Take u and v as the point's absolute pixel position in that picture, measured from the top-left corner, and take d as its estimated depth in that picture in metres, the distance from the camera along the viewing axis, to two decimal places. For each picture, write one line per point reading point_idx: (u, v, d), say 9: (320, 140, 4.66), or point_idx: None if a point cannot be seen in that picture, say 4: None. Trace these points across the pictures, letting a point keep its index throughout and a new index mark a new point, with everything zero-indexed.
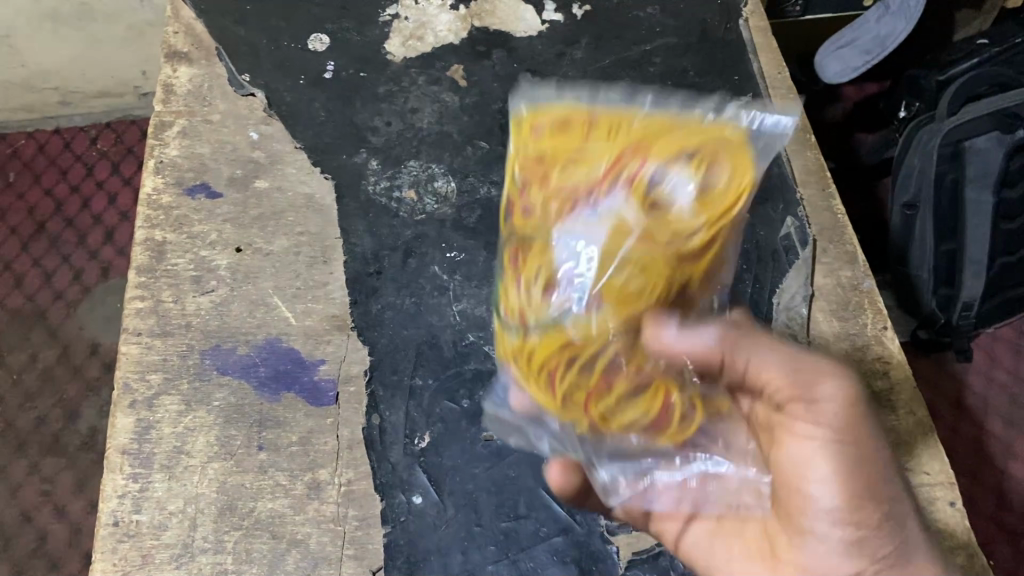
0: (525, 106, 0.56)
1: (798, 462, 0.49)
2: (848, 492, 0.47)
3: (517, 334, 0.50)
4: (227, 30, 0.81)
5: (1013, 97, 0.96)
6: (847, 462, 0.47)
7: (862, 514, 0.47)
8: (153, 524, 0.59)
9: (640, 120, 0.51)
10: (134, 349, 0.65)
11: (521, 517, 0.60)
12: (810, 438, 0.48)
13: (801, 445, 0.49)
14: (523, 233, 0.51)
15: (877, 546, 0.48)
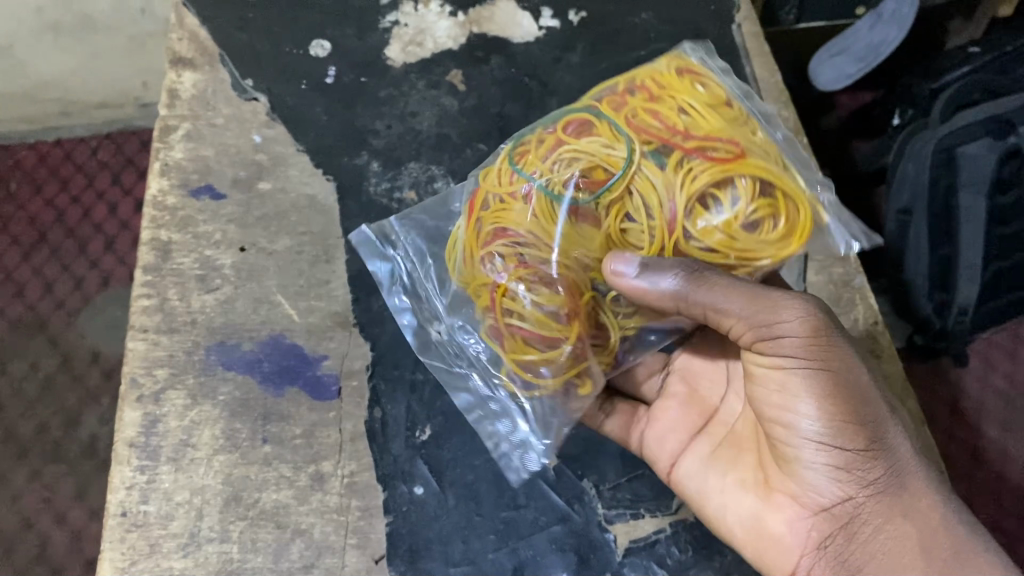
0: (697, 55, 0.67)
1: (781, 398, 0.54)
2: (824, 416, 0.52)
3: (508, 180, 0.59)
4: (230, 37, 0.82)
5: (1004, 104, 0.99)
6: (817, 393, 0.52)
7: (839, 436, 0.52)
8: (161, 514, 0.60)
9: (757, 132, 0.60)
10: (141, 345, 0.66)
11: (520, 506, 0.62)
12: (789, 371, 0.53)
13: (781, 380, 0.53)
14: (601, 115, 0.60)
15: (859, 464, 0.53)
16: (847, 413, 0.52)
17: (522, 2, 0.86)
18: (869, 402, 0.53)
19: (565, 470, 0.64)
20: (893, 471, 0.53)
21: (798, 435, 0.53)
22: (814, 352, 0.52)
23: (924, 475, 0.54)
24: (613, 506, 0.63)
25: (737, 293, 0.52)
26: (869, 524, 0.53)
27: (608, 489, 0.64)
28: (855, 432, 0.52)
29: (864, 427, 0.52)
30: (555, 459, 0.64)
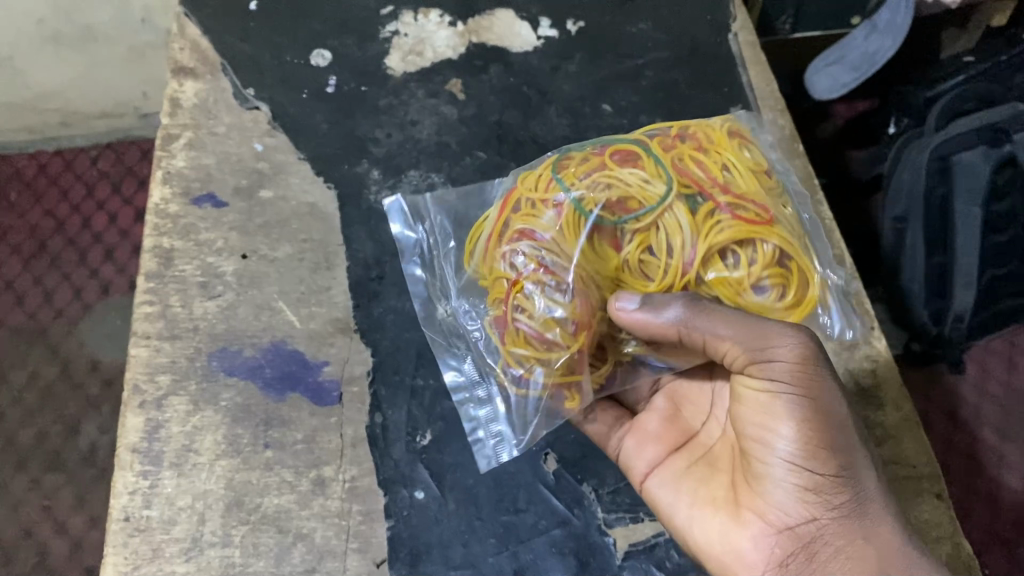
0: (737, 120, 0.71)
1: (765, 420, 0.54)
2: (806, 442, 0.52)
3: (544, 188, 0.62)
4: (231, 46, 0.83)
5: (997, 114, 0.99)
6: (802, 419, 0.52)
7: (811, 459, 0.53)
8: (163, 519, 0.61)
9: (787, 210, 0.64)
10: (143, 352, 0.67)
11: (520, 510, 0.63)
12: (777, 397, 0.53)
13: (767, 404, 0.54)
14: (650, 151, 0.63)
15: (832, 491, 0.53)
16: (829, 439, 0.52)
17: (520, 12, 0.87)
18: (847, 433, 0.53)
19: (564, 473, 0.64)
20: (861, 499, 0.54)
21: (776, 453, 0.53)
22: (805, 384, 0.53)
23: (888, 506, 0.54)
24: (613, 510, 0.64)
25: (736, 333, 0.54)
26: (829, 547, 0.53)
27: (607, 493, 0.64)
28: (831, 460, 0.53)
29: (838, 452, 0.53)
30: (554, 462, 0.65)
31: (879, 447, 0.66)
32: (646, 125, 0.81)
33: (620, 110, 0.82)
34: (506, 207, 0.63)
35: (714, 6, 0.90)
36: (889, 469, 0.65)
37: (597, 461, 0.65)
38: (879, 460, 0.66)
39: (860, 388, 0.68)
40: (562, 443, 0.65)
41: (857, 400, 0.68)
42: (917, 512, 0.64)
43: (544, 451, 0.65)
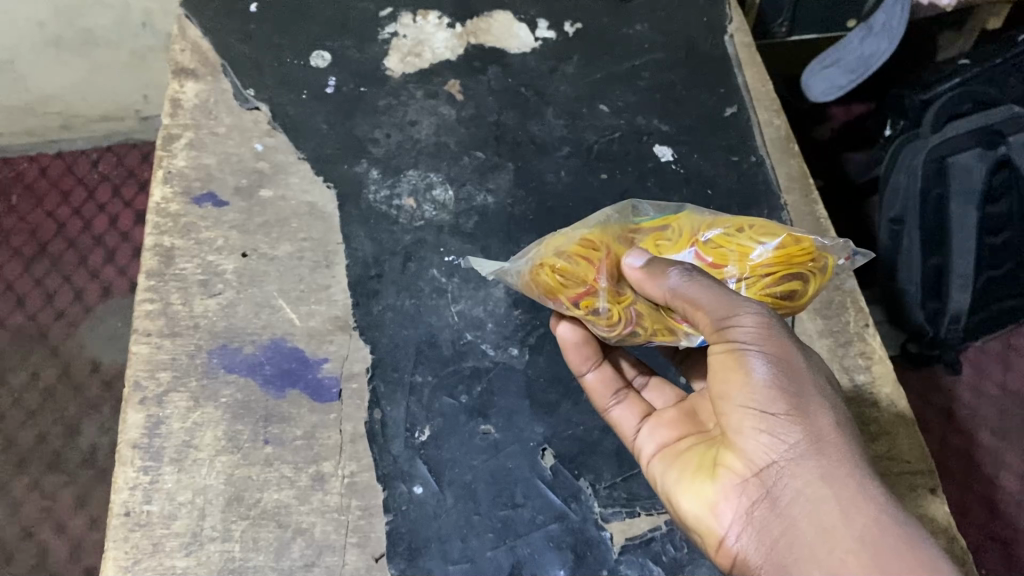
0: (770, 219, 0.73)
1: (724, 371, 0.52)
2: (754, 383, 0.50)
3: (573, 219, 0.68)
4: (232, 47, 0.83)
5: (994, 115, 1.00)
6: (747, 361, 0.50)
7: (769, 404, 0.50)
8: (164, 514, 0.61)
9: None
10: (144, 349, 0.68)
11: (518, 505, 0.63)
12: (734, 348, 0.51)
13: (728, 359, 0.51)
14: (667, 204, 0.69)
15: (787, 430, 0.49)
16: (777, 379, 0.50)
17: (517, 14, 0.88)
18: (804, 378, 0.51)
19: (561, 469, 0.65)
20: (822, 439, 0.49)
21: (737, 404, 0.51)
22: (753, 326, 0.51)
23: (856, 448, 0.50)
24: (609, 505, 0.64)
25: (702, 292, 0.52)
26: (791, 491, 0.49)
27: (603, 488, 0.65)
28: (785, 401, 0.50)
29: (798, 398, 0.50)
30: (551, 458, 0.65)
31: (874, 443, 0.67)
32: (643, 125, 0.82)
33: (618, 111, 0.82)
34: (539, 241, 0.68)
35: (710, 8, 0.90)
36: (884, 464, 0.66)
37: (593, 456, 0.66)
38: (874, 455, 0.66)
39: (855, 385, 0.69)
40: (560, 439, 0.66)
41: (851, 396, 0.68)
42: (911, 507, 0.65)
43: (541, 448, 0.66)
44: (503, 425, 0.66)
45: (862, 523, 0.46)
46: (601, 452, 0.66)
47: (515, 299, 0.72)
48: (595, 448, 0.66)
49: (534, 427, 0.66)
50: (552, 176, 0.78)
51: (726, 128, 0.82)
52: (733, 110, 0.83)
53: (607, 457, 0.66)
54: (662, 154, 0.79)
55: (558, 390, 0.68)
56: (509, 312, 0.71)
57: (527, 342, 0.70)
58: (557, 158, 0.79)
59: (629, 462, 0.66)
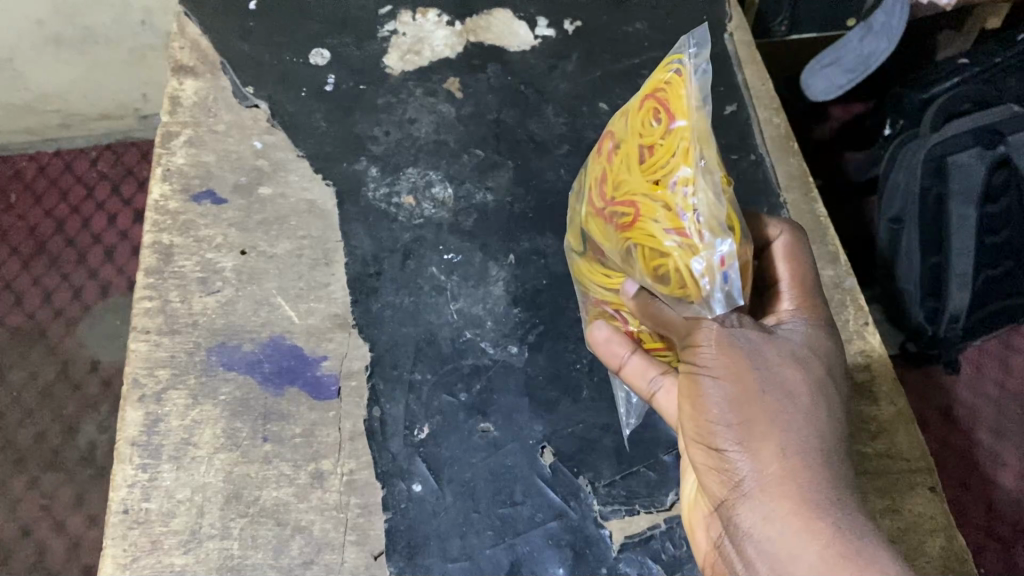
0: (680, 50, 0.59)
1: (688, 401, 0.53)
2: (709, 416, 0.51)
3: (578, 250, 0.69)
4: (231, 45, 0.83)
5: (996, 115, 0.99)
6: (701, 394, 0.52)
7: (717, 432, 0.50)
8: (163, 512, 0.61)
9: (675, 186, 0.55)
10: (143, 346, 0.67)
11: (517, 503, 0.63)
12: (690, 376, 0.53)
13: (687, 387, 0.53)
14: (597, 178, 0.65)
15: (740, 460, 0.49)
16: (730, 410, 0.50)
17: (517, 12, 0.88)
18: (758, 404, 0.50)
19: (561, 467, 0.65)
20: (776, 465, 0.48)
21: (696, 433, 0.52)
22: (708, 355, 0.52)
23: (817, 468, 0.48)
24: (608, 503, 0.64)
25: (674, 315, 0.56)
26: (744, 521, 0.49)
27: (603, 486, 0.64)
28: (734, 430, 0.50)
29: (745, 425, 0.49)
30: (551, 456, 0.65)
31: (873, 441, 0.67)
32: None
33: (617, 109, 0.82)
34: (577, 274, 0.70)
35: (710, 7, 0.90)
36: (883, 462, 0.66)
37: (593, 455, 0.66)
38: (873, 453, 0.66)
39: (855, 383, 0.69)
40: (559, 437, 0.66)
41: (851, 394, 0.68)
42: (911, 504, 0.65)
43: (541, 445, 0.66)
44: (502, 423, 0.66)
45: (800, 563, 0.45)
46: (601, 451, 0.66)
47: (515, 298, 0.72)
48: (594, 445, 0.66)
49: (533, 424, 0.66)
50: (552, 174, 0.78)
51: (725, 126, 0.82)
52: (733, 108, 0.83)
53: (606, 455, 0.66)
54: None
55: (558, 387, 0.68)
56: (508, 310, 0.71)
57: (527, 339, 0.70)
58: (556, 156, 0.79)
59: (629, 459, 0.66)
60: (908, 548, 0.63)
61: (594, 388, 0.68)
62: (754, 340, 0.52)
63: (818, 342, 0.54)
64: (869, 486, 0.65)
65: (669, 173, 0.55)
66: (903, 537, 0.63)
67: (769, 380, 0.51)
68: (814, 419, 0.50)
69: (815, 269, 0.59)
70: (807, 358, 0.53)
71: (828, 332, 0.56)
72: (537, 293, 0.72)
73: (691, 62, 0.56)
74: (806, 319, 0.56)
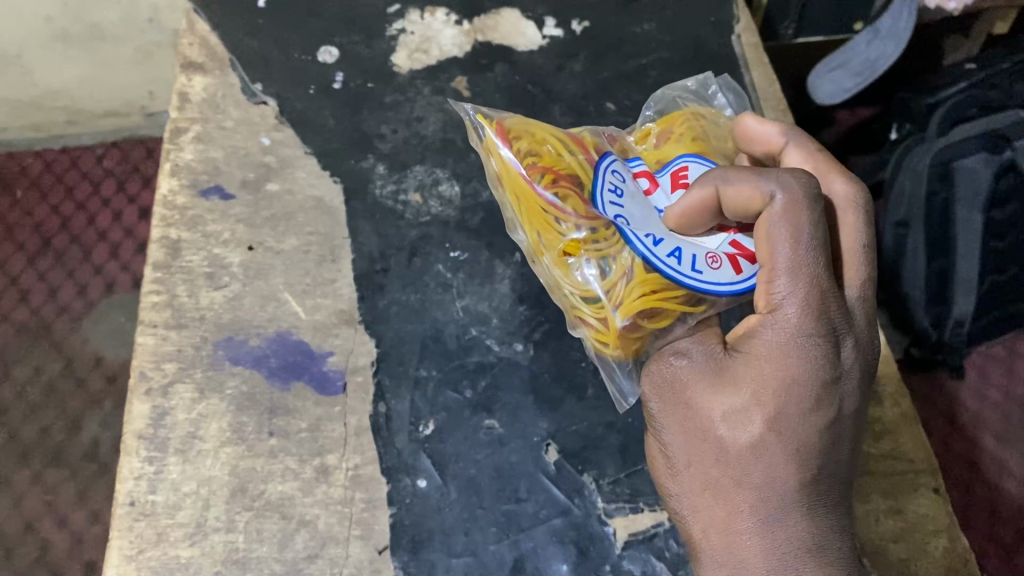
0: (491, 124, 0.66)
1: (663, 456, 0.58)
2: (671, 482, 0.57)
3: None
4: (240, 43, 0.84)
5: (1001, 120, 0.97)
6: (663, 460, 0.57)
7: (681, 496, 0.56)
8: (168, 504, 0.62)
9: (562, 275, 0.62)
10: (150, 340, 0.68)
11: (521, 499, 0.64)
12: (658, 439, 0.58)
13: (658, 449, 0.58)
14: None
15: (690, 527, 0.55)
16: (684, 480, 0.55)
17: (525, 12, 0.88)
18: (702, 474, 0.54)
19: (565, 464, 0.65)
20: (716, 535, 0.53)
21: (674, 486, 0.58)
22: (662, 428, 0.57)
23: (751, 537, 0.51)
24: (613, 500, 0.64)
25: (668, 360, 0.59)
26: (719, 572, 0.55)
27: (607, 484, 0.65)
28: (689, 497, 0.55)
29: (695, 495, 0.54)
30: (556, 453, 0.65)
31: (877, 442, 0.67)
32: None
33: (624, 109, 0.83)
34: None
35: (718, 8, 0.91)
36: (887, 463, 0.66)
37: (597, 454, 0.66)
38: (876, 454, 0.66)
39: None
40: (563, 434, 0.66)
41: None
42: (914, 506, 0.65)
43: (546, 443, 0.66)
44: (507, 421, 0.66)
45: None
46: (605, 450, 0.66)
47: (521, 296, 0.72)
48: (598, 444, 0.66)
49: (538, 422, 0.67)
50: None
51: None
52: None
53: (610, 452, 0.66)
54: (719, 101, 0.76)
55: (563, 385, 0.68)
56: (514, 308, 0.71)
57: (532, 337, 0.70)
58: None
59: (633, 459, 0.66)
60: (910, 549, 0.63)
61: (599, 386, 0.68)
62: (696, 402, 0.55)
63: (766, 375, 0.52)
64: (872, 487, 0.65)
65: (551, 247, 0.62)
66: (905, 538, 0.64)
67: (712, 449, 0.53)
68: (762, 477, 0.52)
69: (808, 240, 0.50)
70: (747, 408, 0.52)
71: (794, 339, 0.51)
72: (542, 292, 0.72)
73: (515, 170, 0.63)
74: (780, 317, 0.51)
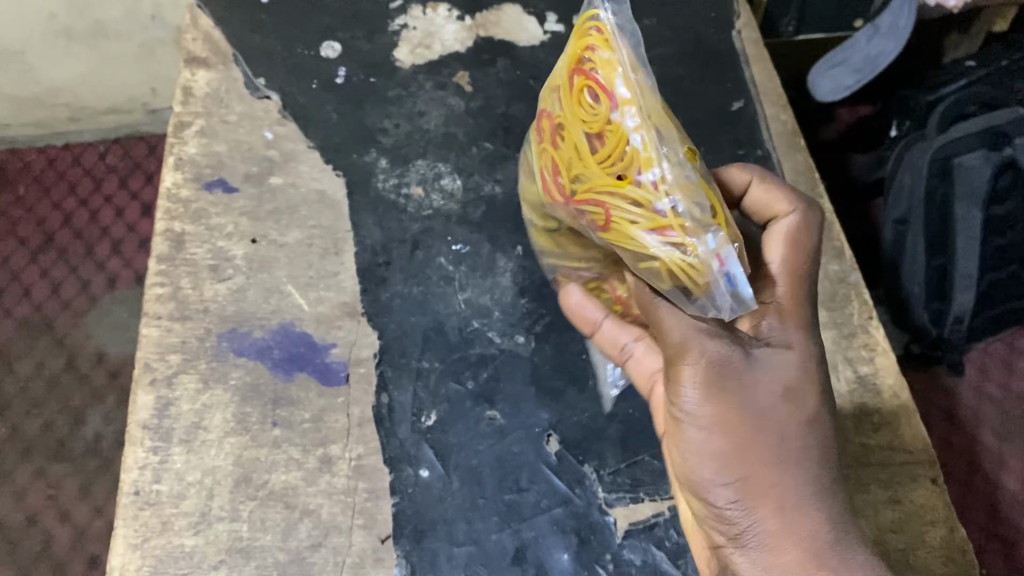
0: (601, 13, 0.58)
1: (676, 440, 0.55)
2: (703, 467, 0.53)
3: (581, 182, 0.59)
4: (243, 38, 0.84)
5: (1000, 117, 0.99)
6: (699, 450, 0.53)
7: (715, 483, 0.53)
8: (173, 494, 0.62)
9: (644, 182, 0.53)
10: (154, 332, 0.68)
11: (523, 489, 0.64)
12: (680, 423, 0.54)
13: (679, 433, 0.54)
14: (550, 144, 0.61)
15: (740, 514, 0.53)
16: (726, 463, 0.53)
17: (527, 8, 0.88)
18: (751, 456, 0.52)
19: (566, 455, 0.66)
20: (771, 525, 0.52)
21: (694, 477, 0.54)
22: (701, 411, 0.53)
23: (807, 523, 0.52)
24: (613, 490, 0.65)
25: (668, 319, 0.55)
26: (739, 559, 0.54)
27: (608, 474, 0.65)
28: (730, 483, 0.53)
29: (743, 477, 0.53)
30: (557, 444, 0.66)
31: (876, 433, 0.67)
32: None
33: None
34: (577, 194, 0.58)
35: (719, 3, 0.91)
36: (885, 454, 0.67)
37: (598, 446, 0.66)
38: (876, 445, 0.67)
39: (858, 376, 0.70)
40: (565, 426, 0.67)
41: (855, 387, 0.69)
42: (912, 496, 0.65)
43: (547, 434, 0.66)
44: (509, 412, 0.67)
45: None
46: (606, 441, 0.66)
47: (522, 289, 0.72)
48: (598, 435, 0.67)
49: (539, 412, 0.67)
50: None
51: (733, 122, 0.83)
52: (740, 104, 0.84)
53: (610, 444, 0.66)
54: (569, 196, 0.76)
55: (564, 376, 0.69)
56: (515, 301, 0.72)
57: (534, 330, 0.71)
58: None
59: (633, 450, 0.66)
60: (908, 539, 0.64)
61: (600, 377, 0.69)
62: (748, 386, 0.53)
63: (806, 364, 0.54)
64: (871, 478, 0.65)
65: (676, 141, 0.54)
66: (903, 528, 0.64)
67: (766, 427, 0.53)
68: (808, 454, 0.53)
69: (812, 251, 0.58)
70: (798, 390, 0.54)
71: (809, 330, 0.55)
72: (544, 285, 0.73)
73: (626, 67, 0.54)
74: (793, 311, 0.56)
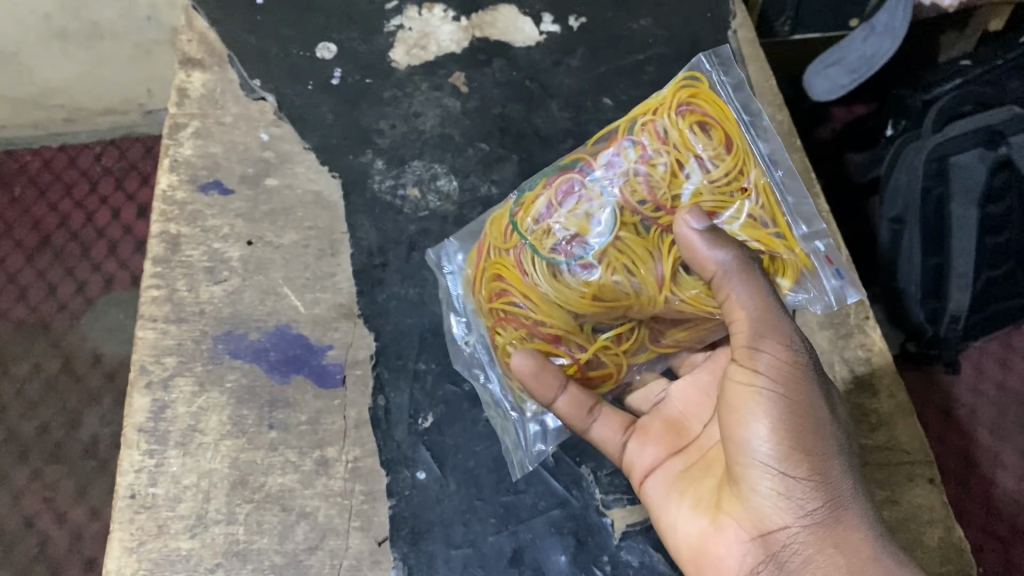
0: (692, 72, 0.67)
1: (739, 414, 0.52)
2: (781, 437, 0.51)
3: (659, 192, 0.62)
4: (238, 38, 0.84)
5: (995, 116, 0.99)
6: (790, 424, 0.51)
7: (783, 460, 0.51)
8: (169, 497, 0.62)
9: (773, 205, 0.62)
10: (150, 334, 0.68)
11: (520, 491, 0.64)
12: (757, 389, 0.52)
13: (747, 400, 0.52)
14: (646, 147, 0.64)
15: (810, 492, 0.51)
16: (806, 435, 0.51)
17: (522, 7, 0.88)
18: (822, 431, 0.51)
19: (564, 456, 0.66)
20: (832, 514, 0.51)
21: (756, 452, 0.51)
22: (781, 377, 0.51)
23: (861, 520, 0.52)
24: (611, 491, 0.65)
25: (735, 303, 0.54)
26: (798, 556, 0.51)
27: (605, 475, 0.66)
28: (802, 458, 0.51)
29: (813, 453, 0.51)
30: (554, 446, 0.66)
31: (873, 434, 0.67)
32: None
33: (621, 104, 0.83)
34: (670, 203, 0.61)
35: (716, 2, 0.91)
36: (883, 455, 0.67)
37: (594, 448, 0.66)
38: (873, 445, 0.67)
39: (855, 376, 0.70)
40: (562, 427, 0.67)
41: (851, 387, 0.69)
42: (910, 497, 0.65)
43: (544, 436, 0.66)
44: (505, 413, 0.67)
45: None
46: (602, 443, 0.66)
47: None
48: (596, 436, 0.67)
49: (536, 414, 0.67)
50: None
51: None
52: None
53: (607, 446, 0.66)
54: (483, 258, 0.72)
55: None
56: None
57: None
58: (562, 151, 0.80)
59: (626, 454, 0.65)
60: (907, 539, 0.64)
61: None
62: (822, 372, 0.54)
63: None
64: (869, 479, 0.65)
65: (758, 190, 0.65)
66: (901, 528, 0.64)
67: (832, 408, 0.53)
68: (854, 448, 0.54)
69: None
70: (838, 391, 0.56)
71: None
72: None
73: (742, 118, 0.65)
74: None
